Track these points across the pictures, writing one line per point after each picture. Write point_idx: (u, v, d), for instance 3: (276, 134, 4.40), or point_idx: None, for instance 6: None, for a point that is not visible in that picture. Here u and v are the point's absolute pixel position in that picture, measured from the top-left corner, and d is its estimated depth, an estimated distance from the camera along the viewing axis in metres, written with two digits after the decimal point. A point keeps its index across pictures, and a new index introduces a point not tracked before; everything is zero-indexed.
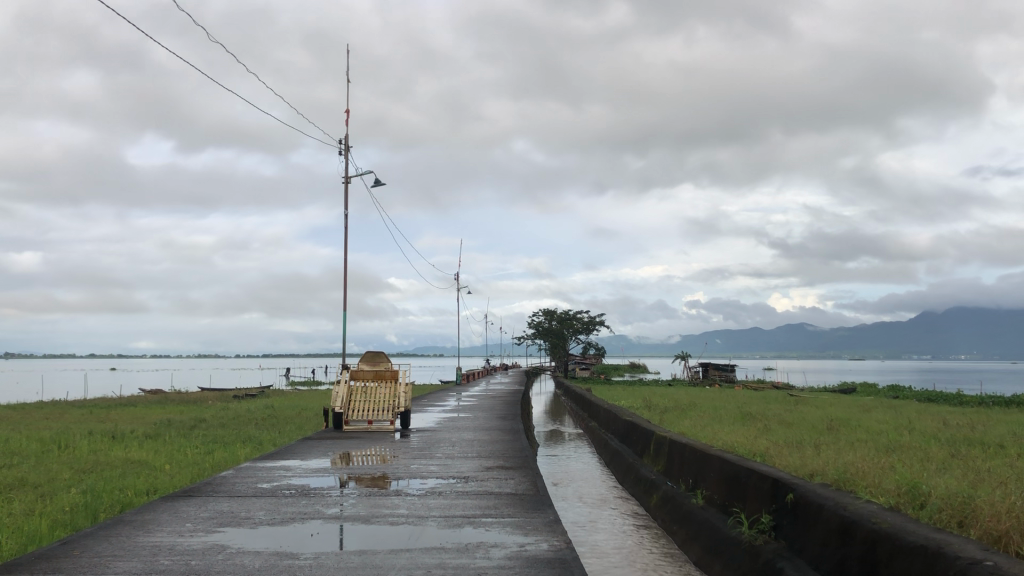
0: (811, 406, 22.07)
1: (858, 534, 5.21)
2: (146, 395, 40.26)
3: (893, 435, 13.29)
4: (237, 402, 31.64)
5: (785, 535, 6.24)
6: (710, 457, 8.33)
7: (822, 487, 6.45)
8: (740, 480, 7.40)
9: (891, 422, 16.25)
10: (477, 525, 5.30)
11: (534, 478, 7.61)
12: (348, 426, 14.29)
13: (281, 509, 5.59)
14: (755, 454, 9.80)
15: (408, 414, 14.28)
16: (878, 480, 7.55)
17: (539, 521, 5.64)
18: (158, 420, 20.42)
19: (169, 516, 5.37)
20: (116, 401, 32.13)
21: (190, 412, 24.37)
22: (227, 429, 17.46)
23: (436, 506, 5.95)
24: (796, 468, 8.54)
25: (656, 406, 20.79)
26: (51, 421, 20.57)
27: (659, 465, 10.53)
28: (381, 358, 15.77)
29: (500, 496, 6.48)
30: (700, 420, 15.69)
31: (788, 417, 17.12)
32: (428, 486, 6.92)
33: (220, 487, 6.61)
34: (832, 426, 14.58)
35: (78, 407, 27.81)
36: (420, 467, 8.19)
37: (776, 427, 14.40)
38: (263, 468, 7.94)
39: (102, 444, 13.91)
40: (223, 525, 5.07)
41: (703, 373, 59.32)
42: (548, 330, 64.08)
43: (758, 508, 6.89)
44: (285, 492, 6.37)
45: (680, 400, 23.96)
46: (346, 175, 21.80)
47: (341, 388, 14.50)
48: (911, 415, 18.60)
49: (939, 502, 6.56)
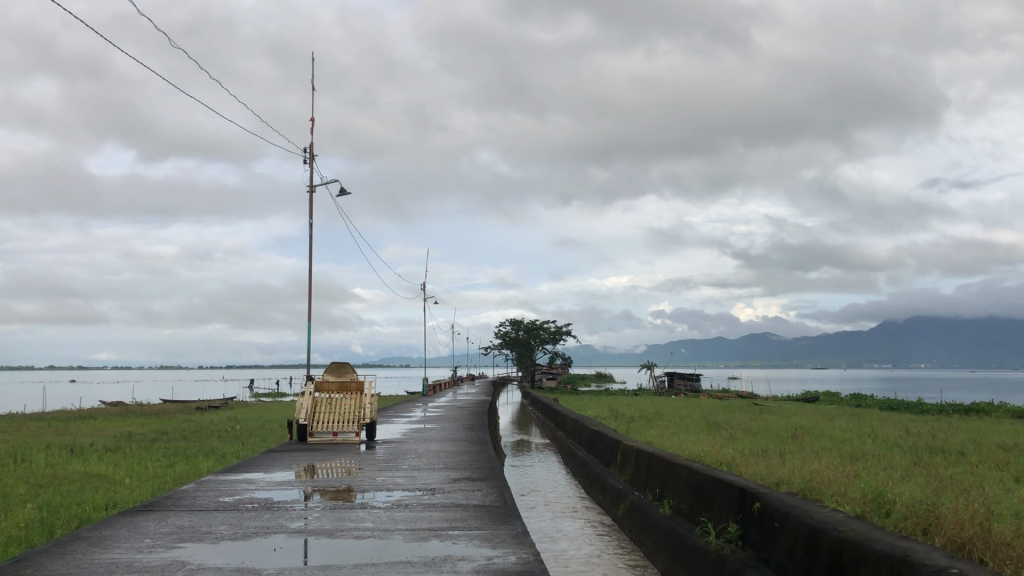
0: (777, 415, 22.24)
1: (824, 542, 5.21)
2: (106, 408, 39.55)
3: (856, 443, 13.42)
4: (199, 414, 31.17)
5: (752, 544, 6.25)
6: (677, 466, 8.34)
7: (788, 496, 6.47)
8: (706, 489, 7.41)
9: (854, 430, 16.42)
10: (444, 538, 5.23)
11: (501, 489, 7.56)
12: (313, 437, 14.14)
13: (243, 524, 5.48)
14: (721, 464, 9.83)
15: (374, 425, 14.17)
16: (844, 488, 7.59)
17: (507, 533, 5.57)
18: (118, 432, 20.06)
19: (127, 532, 5.24)
20: (74, 414, 31.53)
21: (151, 424, 23.98)
22: (189, 441, 17.18)
23: (401, 519, 5.86)
24: (762, 477, 8.56)
25: (623, 416, 20.85)
26: (7, 434, 20.13)
27: (625, 474, 10.52)
28: (347, 368, 15.64)
29: (467, 508, 6.41)
30: (666, 429, 15.74)
31: (753, 426, 17.22)
32: (394, 498, 6.83)
33: (181, 502, 6.47)
34: (798, 435, 14.67)
35: (36, 421, 27.27)
36: (386, 479, 8.09)
37: (742, 436, 14.47)
38: (226, 481, 7.81)
39: (60, 458, 13.63)
40: (183, 541, 4.95)
41: (669, 382, 59.65)
42: (514, 340, 64.17)
43: (725, 517, 6.90)
44: (248, 506, 6.25)
45: (647, 410, 24.04)
46: (311, 183, 21.64)
47: (306, 399, 14.35)
48: (874, 423, 18.84)
49: (903, 510, 6.60)
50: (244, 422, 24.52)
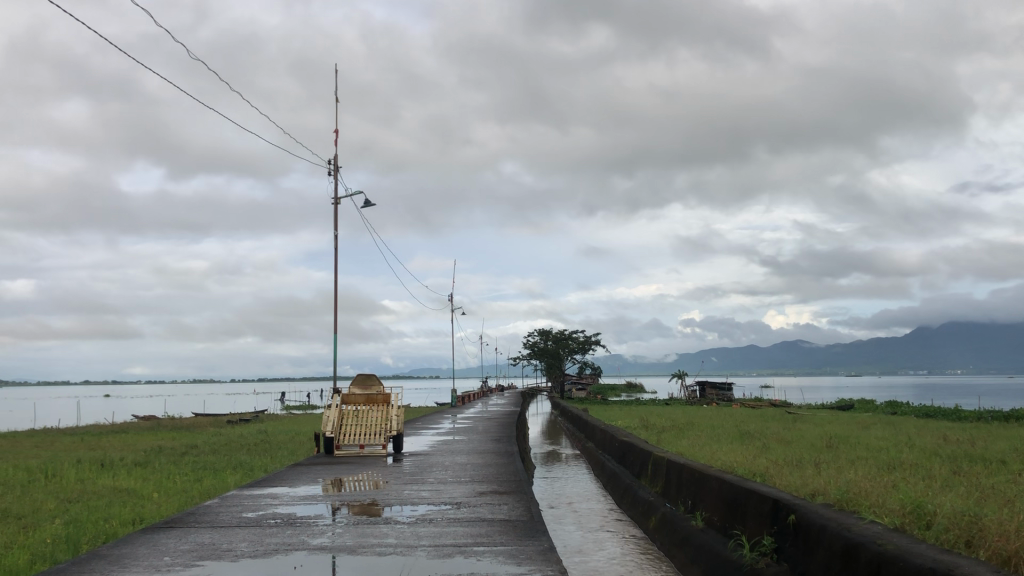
0: (810, 423, 21.81)
1: (862, 555, 5.02)
2: (137, 422, 39.76)
3: (892, 452, 13.14)
4: (229, 427, 31.26)
5: (786, 557, 6.06)
6: (709, 478, 8.15)
7: (824, 508, 6.27)
8: (740, 501, 7.22)
9: (890, 439, 16.12)
10: (469, 555, 5.10)
11: (528, 503, 7.41)
12: (339, 451, 14.05)
13: (264, 540, 5.39)
14: (755, 474, 9.63)
15: (401, 438, 14.08)
16: (881, 499, 7.37)
17: (533, 549, 5.44)
18: (149, 447, 20.12)
19: (146, 550, 5.16)
20: (107, 429, 31.78)
21: (182, 438, 23.98)
22: (218, 455, 17.15)
23: (425, 534, 5.74)
24: (797, 488, 8.35)
25: (654, 425, 20.53)
26: (38, 449, 20.24)
27: (657, 486, 10.31)
28: (372, 380, 15.68)
29: (492, 523, 6.28)
30: (698, 440, 15.46)
31: (786, 435, 16.90)
32: (419, 513, 6.72)
33: (203, 518, 6.40)
34: (833, 444, 14.37)
35: (67, 436, 27.41)
36: (412, 493, 7.98)
37: (776, 445, 14.19)
38: (250, 497, 7.74)
39: (89, 473, 13.65)
40: (202, 558, 4.87)
41: (700, 392, 59.06)
42: (543, 351, 63.90)
43: (759, 530, 6.70)
44: (271, 522, 6.17)
45: (678, 421, 23.68)
46: (336, 196, 21.54)
47: (332, 412, 14.30)
48: (910, 431, 18.38)
49: (945, 522, 6.38)
50: (274, 435, 24.50)
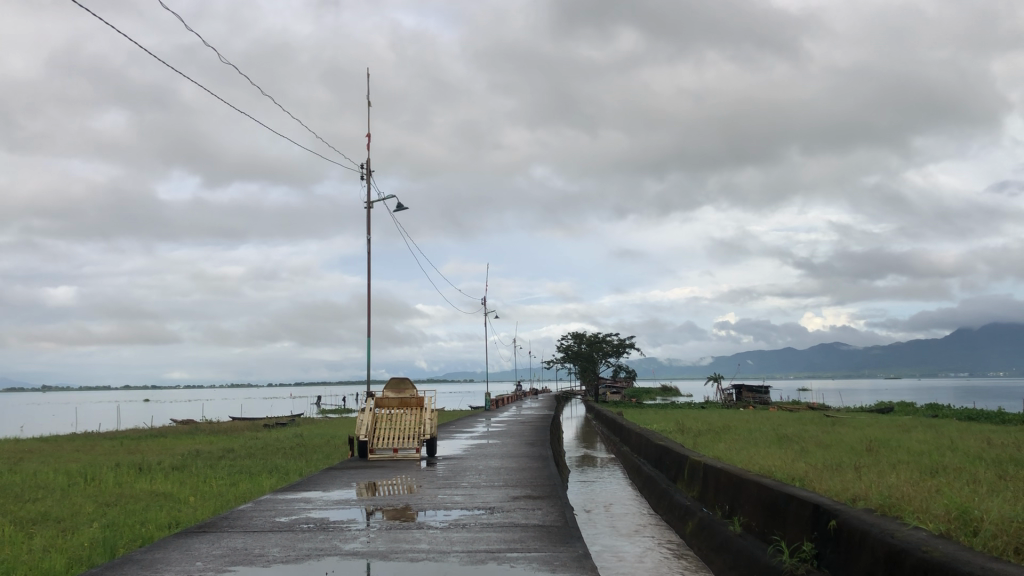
0: (848, 426, 21.49)
1: (907, 562, 4.87)
2: (175, 426, 40.19)
3: (935, 456, 12.84)
4: (265, 431, 31.45)
5: (828, 563, 5.92)
6: (747, 481, 8.01)
7: (867, 513, 6.11)
8: (779, 505, 7.07)
9: (932, 443, 15.76)
10: (502, 561, 5.03)
11: (563, 508, 7.34)
12: (373, 455, 14.05)
13: (296, 545, 5.36)
14: (794, 479, 9.44)
15: (434, 441, 14.05)
16: (925, 504, 7.19)
17: (567, 555, 5.34)
18: (186, 451, 20.33)
19: (179, 555, 5.15)
20: (147, 434, 32.15)
21: (219, 443, 24.16)
22: (254, 459, 17.25)
23: (458, 540, 5.68)
24: (837, 492, 8.18)
25: (689, 429, 20.32)
26: (79, 453, 20.51)
27: (693, 490, 10.18)
28: (406, 384, 15.66)
29: (526, 528, 6.21)
30: (733, 443, 15.29)
31: (824, 438, 16.67)
32: (451, 518, 6.65)
33: (236, 523, 6.39)
34: (873, 448, 14.11)
35: (107, 439, 27.73)
36: (446, 498, 7.93)
37: (815, 449, 13.98)
38: (284, 501, 7.74)
39: (128, 477, 13.77)
40: (234, 564, 4.84)
41: (736, 395, 58.36)
42: (577, 354, 63.61)
43: (800, 535, 6.55)
44: (303, 527, 6.16)
45: (715, 424, 23.42)
46: (367, 201, 21.60)
47: (366, 416, 14.30)
48: (952, 435, 18.03)
49: (992, 528, 6.20)
50: (308, 439, 24.60)
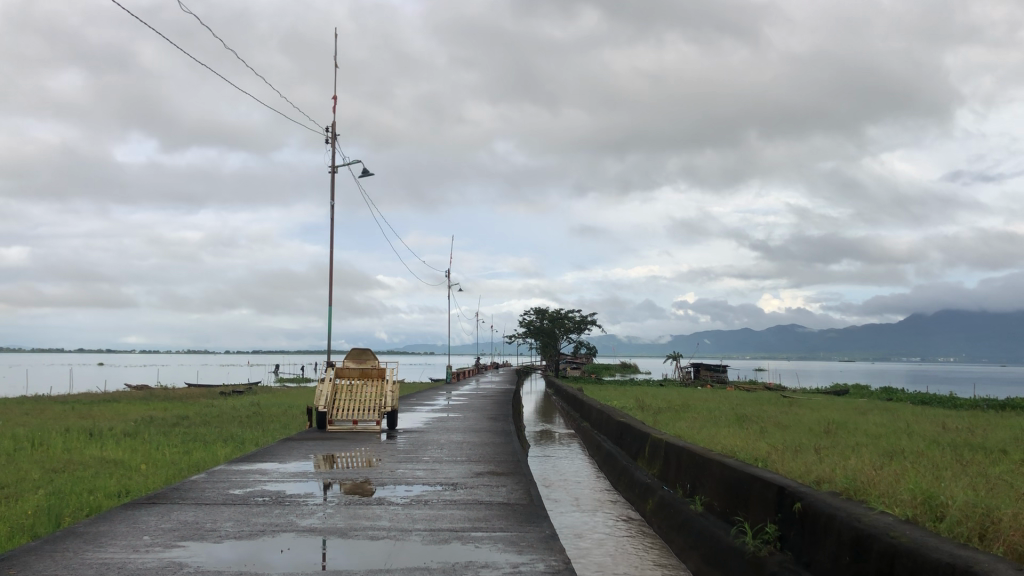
0: (807, 408, 21.63)
1: (874, 548, 4.79)
2: (130, 392, 39.49)
3: (892, 439, 12.88)
4: (221, 399, 30.99)
5: (791, 546, 5.85)
6: (710, 461, 7.93)
7: (833, 496, 6.02)
8: (743, 487, 6.97)
9: (889, 426, 15.88)
10: (466, 541, 4.85)
11: (527, 485, 7.21)
12: (332, 426, 13.81)
13: (251, 520, 5.14)
14: (757, 459, 9.39)
15: (395, 415, 13.83)
16: (890, 489, 7.13)
17: (534, 536, 5.20)
18: (139, 417, 19.92)
19: (126, 528, 4.90)
20: (103, 398, 31.64)
21: (173, 410, 23.67)
22: (208, 427, 16.90)
23: (420, 517, 5.50)
24: (800, 474, 8.14)
25: (650, 407, 20.32)
26: (27, 417, 19.98)
27: (654, 468, 10.10)
28: (368, 355, 15.36)
29: (490, 506, 6.06)
30: (695, 422, 15.29)
31: (783, 419, 16.76)
32: (413, 493, 6.49)
33: (187, 495, 6.14)
34: (832, 430, 14.18)
35: (57, 403, 27.10)
36: (406, 472, 7.75)
37: (775, 430, 14.02)
38: (238, 472, 7.49)
39: (77, 442, 13.40)
40: (184, 539, 4.62)
41: (695, 373, 58.84)
42: (538, 330, 63.63)
43: (763, 518, 6.47)
44: (258, 500, 5.93)
45: (675, 402, 23.57)
46: (333, 165, 21.15)
47: (326, 387, 14.04)
48: (909, 419, 18.22)
49: (958, 514, 6.16)
50: (266, 407, 24.27)
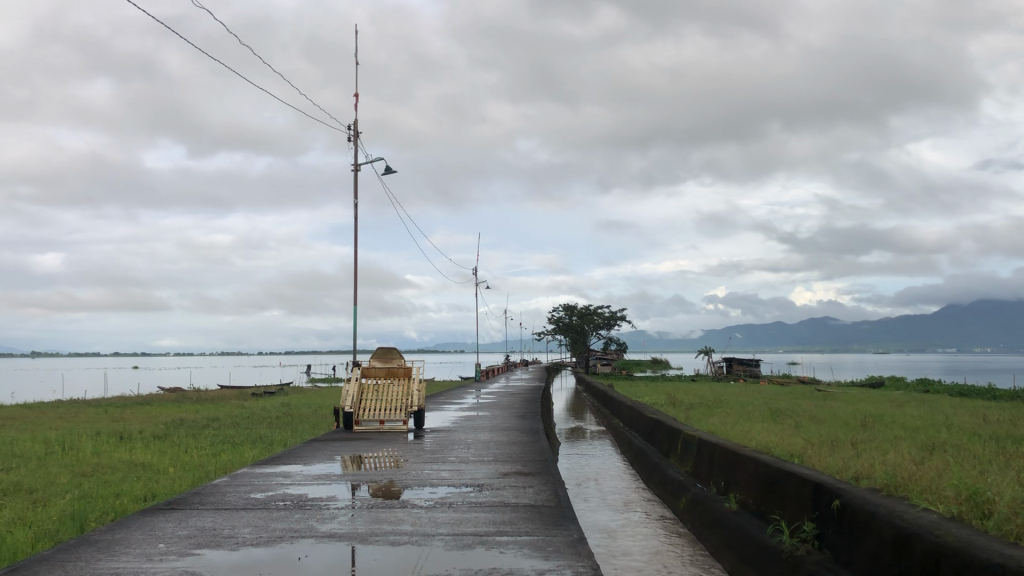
0: (842, 401, 21.24)
1: (917, 548, 4.56)
2: (163, 394, 39.86)
3: (930, 432, 12.58)
4: (251, 400, 31.09)
5: (830, 545, 5.62)
6: (743, 458, 7.71)
7: (872, 492, 5.80)
8: (778, 483, 6.75)
9: (927, 419, 15.52)
10: (491, 546, 4.70)
11: (555, 486, 7.04)
12: (359, 426, 13.73)
13: (269, 526, 5.02)
14: (793, 455, 9.13)
15: (421, 414, 13.71)
16: (933, 484, 6.87)
17: (561, 540, 5.02)
18: (170, 419, 19.98)
19: (141, 536, 4.80)
20: (136, 402, 31.84)
21: (205, 411, 23.80)
22: (238, 429, 16.87)
23: (444, 520, 5.36)
24: (838, 470, 7.89)
25: (681, 402, 20.06)
26: (59, 420, 20.09)
27: (687, 465, 9.88)
28: (394, 353, 15.28)
29: (517, 508, 5.91)
30: (728, 417, 15.05)
31: (818, 413, 16.44)
32: (438, 496, 6.35)
33: (208, 499, 6.05)
34: (868, 424, 13.84)
35: (92, 406, 27.36)
36: (432, 473, 7.63)
37: (809, 424, 13.71)
38: (262, 475, 7.39)
39: (106, 446, 13.41)
40: (200, 546, 4.50)
41: (727, 367, 58.34)
42: (568, 326, 63.50)
43: (800, 515, 6.25)
44: (279, 504, 5.82)
45: (707, 397, 23.31)
46: (356, 162, 21.11)
47: (352, 386, 13.96)
48: (948, 411, 17.81)
49: (1006, 511, 5.89)
50: (296, 408, 24.33)
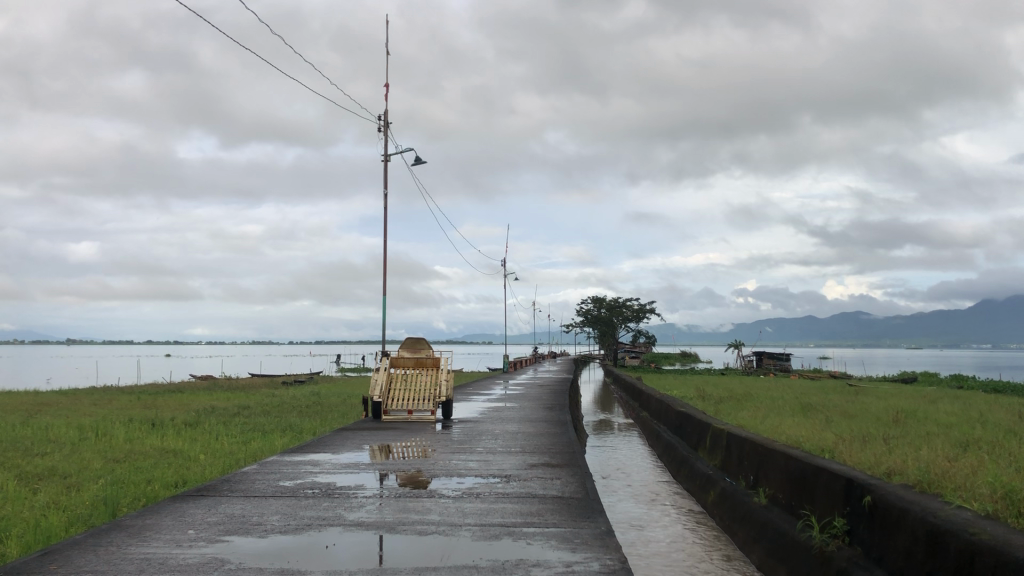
0: (875, 397, 21.00)
1: (951, 546, 4.48)
2: (196, 382, 40.39)
3: (965, 429, 12.38)
4: (282, 390, 31.37)
5: (861, 541, 5.55)
6: (773, 452, 7.63)
7: (904, 488, 5.71)
8: (808, 478, 6.68)
9: (960, 415, 15.27)
10: (518, 537, 4.68)
11: (583, 478, 7.02)
12: (387, 416, 13.79)
13: (298, 514, 5.04)
14: (824, 450, 9.03)
15: (450, 404, 13.74)
16: (968, 482, 6.75)
17: (588, 532, 4.99)
18: (200, 407, 20.20)
19: (171, 522, 4.83)
20: (169, 390, 32.26)
21: (236, 399, 24.06)
22: (268, 417, 17.01)
23: (472, 511, 5.36)
24: (870, 466, 7.80)
25: (710, 396, 19.94)
26: (93, 406, 20.37)
27: (716, 459, 9.81)
28: (423, 344, 15.34)
29: (544, 500, 5.89)
30: (757, 411, 14.94)
31: (849, 408, 16.28)
32: (465, 486, 6.36)
33: (237, 486, 6.10)
34: (900, 419, 13.66)
35: (125, 394, 27.71)
36: (459, 463, 7.63)
37: (840, 419, 13.56)
38: (291, 463, 7.43)
39: (139, 433, 13.56)
40: (229, 533, 4.52)
41: (757, 361, 57.95)
42: (596, 318, 63.41)
43: (830, 511, 6.17)
44: (307, 492, 5.85)
45: (736, 391, 23.17)
46: (385, 153, 21.17)
47: (381, 376, 14.02)
48: (983, 407, 17.52)
49: None
50: (325, 398, 24.47)
